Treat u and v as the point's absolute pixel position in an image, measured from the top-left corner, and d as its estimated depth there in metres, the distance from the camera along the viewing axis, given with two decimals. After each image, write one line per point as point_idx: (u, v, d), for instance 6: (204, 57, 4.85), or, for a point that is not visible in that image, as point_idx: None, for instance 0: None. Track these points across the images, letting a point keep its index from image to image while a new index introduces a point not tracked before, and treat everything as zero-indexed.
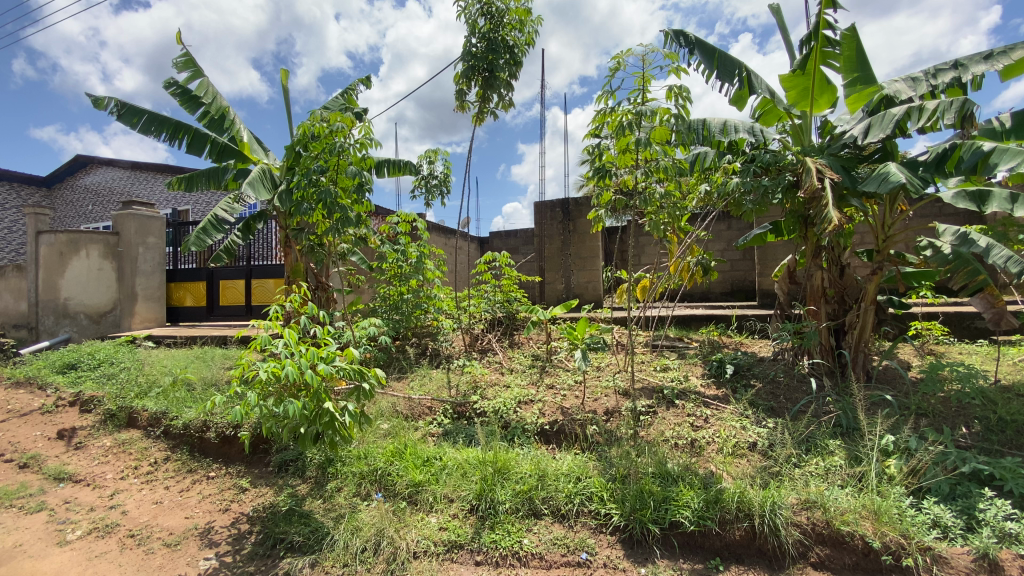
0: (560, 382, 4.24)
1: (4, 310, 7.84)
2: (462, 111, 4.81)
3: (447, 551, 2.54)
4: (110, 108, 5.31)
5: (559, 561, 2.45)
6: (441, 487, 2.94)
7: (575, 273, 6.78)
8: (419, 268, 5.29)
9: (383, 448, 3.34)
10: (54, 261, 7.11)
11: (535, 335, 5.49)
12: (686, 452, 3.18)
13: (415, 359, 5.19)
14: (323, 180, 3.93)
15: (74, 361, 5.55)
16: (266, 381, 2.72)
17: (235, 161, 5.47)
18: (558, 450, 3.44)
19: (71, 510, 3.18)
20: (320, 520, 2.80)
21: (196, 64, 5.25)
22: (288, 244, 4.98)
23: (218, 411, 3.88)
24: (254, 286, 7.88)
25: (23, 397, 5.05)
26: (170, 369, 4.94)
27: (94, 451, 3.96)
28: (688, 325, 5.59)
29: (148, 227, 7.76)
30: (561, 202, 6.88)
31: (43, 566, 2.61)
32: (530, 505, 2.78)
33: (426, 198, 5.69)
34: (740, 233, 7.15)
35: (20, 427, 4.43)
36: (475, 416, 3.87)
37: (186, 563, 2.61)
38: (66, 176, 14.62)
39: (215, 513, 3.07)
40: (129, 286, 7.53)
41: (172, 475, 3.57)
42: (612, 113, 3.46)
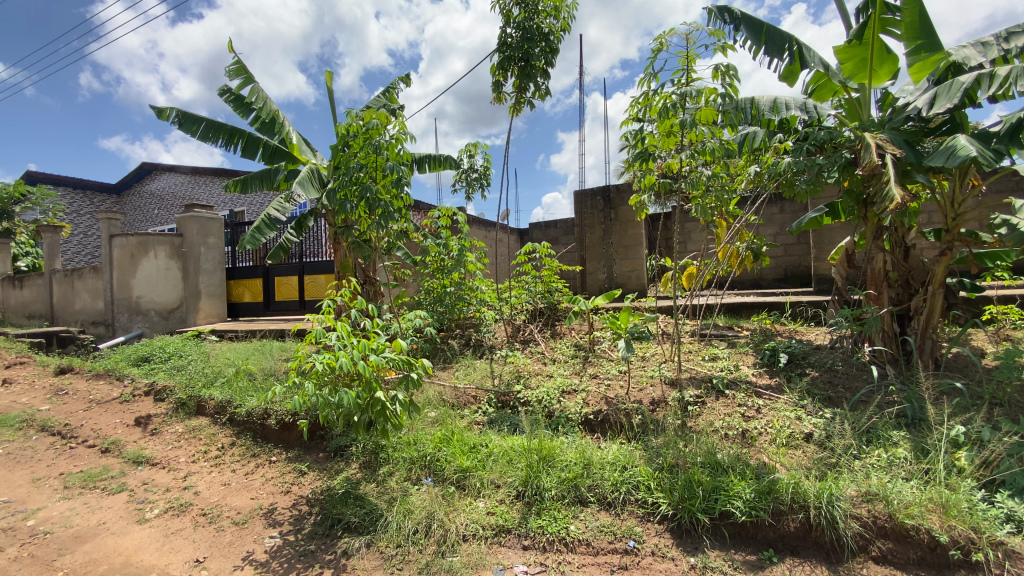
0: (604, 372, 4.22)
1: (85, 309, 8.54)
2: (499, 103, 4.82)
3: (495, 535, 2.60)
4: (172, 118, 5.66)
5: (606, 547, 2.45)
6: (488, 473, 3.01)
7: (617, 262, 6.71)
8: (461, 261, 5.39)
9: (431, 435, 3.45)
10: (126, 262, 7.71)
11: (578, 326, 5.47)
12: (737, 443, 3.10)
13: (459, 350, 5.28)
14: (364, 177, 4.07)
15: (147, 354, 5.98)
16: (320, 372, 2.85)
17: (286, 162, 5.72)
18: (603, 439, 3.44)
19: (150, 490, 3.46)
20: (374, 502, 2.91)
21: (247, 70, 5.49)
22: (336, 240, 5.17)
23: (277, 399, 4.10)
24: (307, 282, 8.26)
25: (104, 387, 5.50)
26: (233, 361, 5.27)
27: (168, 436, 4.27)
28: (738, 313, 5.42)
29: (208, 228, 8.22)
30: (602, 189, 6.79)
31: (126, 541, 2.85)
32: (577, 492, 2.79)
33: (466, 191, 5.76)
34: (794, 216, 6.84)
35: (101, 414, 4.83)
36: (519, 405, 3.92)
37: (253, 540, 2.79)
38: (134, 183, 15.68)
39: (278, 494, 3.27)
40: (193, 283, 8.03)
41: (237, 459, 3.81)
42: (655, 96, 3.39)
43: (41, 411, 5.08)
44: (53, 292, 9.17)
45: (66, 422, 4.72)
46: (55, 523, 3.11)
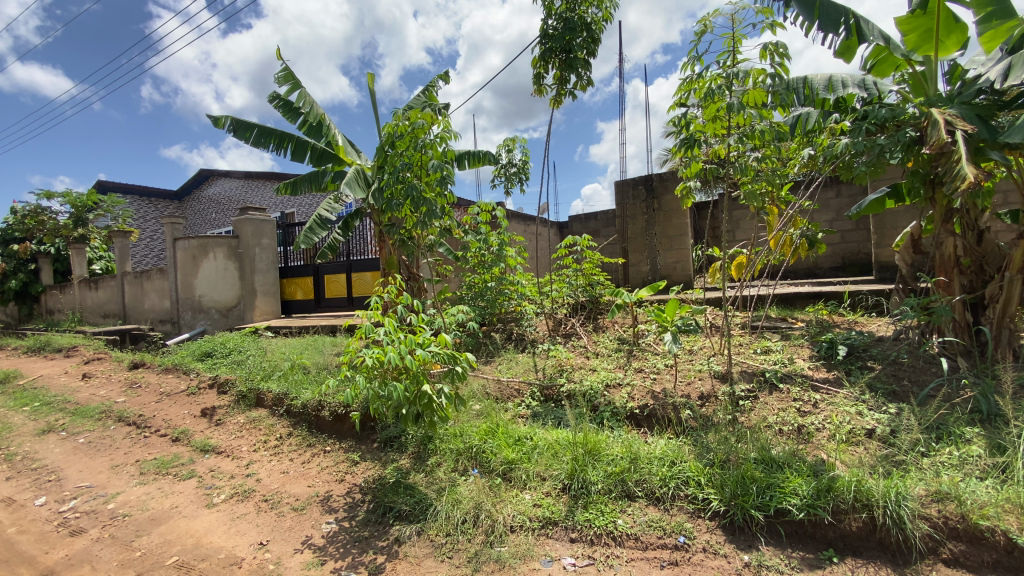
0: (649, 366, 4.15)
1: (153, 308, 9.15)
2: (540, 95, 4.80)
3: (542, 527, 2.61)
4: (227, 126, 5.96)
5: (655, 542, 2.42)
6: (534, 466, 3.02)
7: (661, 253, 6.56)
8: (501, 256, 5.42)
9: (477, 427, 3.51)
10: (188, 264, 8.21)
11: (621, 319, 5.39)
12: (792, 438, 2.98)
13: (502, 344, 5.32)
14: (408, 176, 4.16)
15: (210, 350, 6.36)
16: (370, 365, 2.94)
17: (332, 164, 5.89)
18: (650, 434, 3.39)
19: (216, 477, 3.68)
20: (424, 491, 2.99)
21: (295, 76, 5.70)
22: (382, 238, 5.31)
23: (330, 392, 4.27)
24: (354, 279, 8.54)
25: (173, 380, 5.89)
26: (288, 356, 5.52)
27: (231, 427, 4.53)
28: (792, 304, 5.18)
29: (262, 230, 8.61)
30: (644, 178, 6.65)
31: (197, 524, 3.05)
32: (624, 486, 2.76)
33: (505, 186, 5.78)
34: (852, 200, 6.48)
35: (171, 406, 5.17)
36: (563, 398, 3.91)
37: (311, 526, 2.93)
38: (193, 189, 16.64)
39: (333, 482, 3.41)
40: (249, 284, 8.39)
41: (294, 448, 4.00)
42: (700, 79, 3.29)
43: (118, 402, 5.49)
44: (124, 293, 9.87)
45: (140, 413, 5.08)
46: (133, 506, 3.37)
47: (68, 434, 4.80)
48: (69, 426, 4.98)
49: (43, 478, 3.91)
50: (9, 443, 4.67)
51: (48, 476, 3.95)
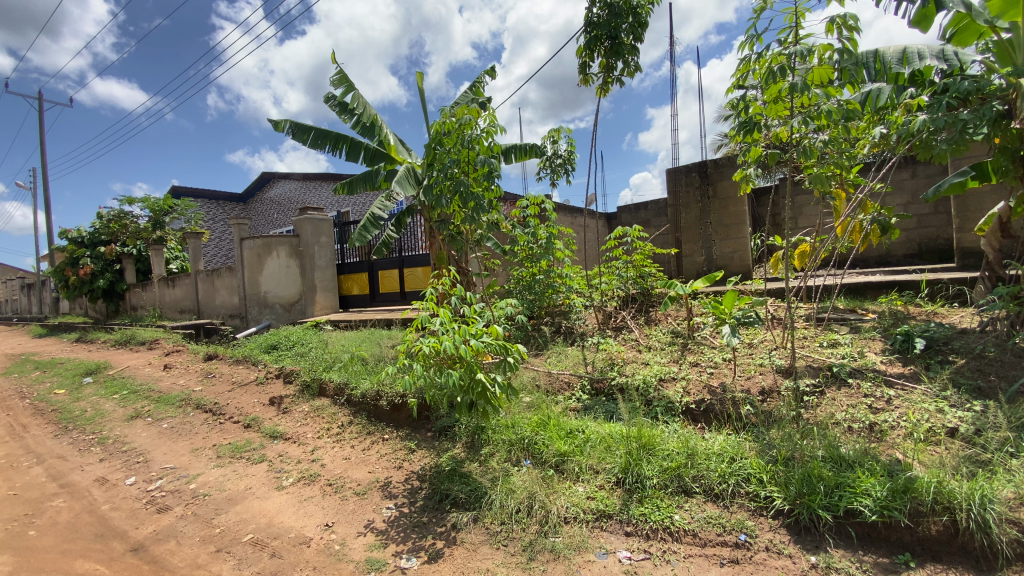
0: (705, 360, 4.02)
1: (224, 304, 9.80)
2: (586, 85, 4.74)
3: (596, 519, 2.60)
4: (286, 130, 6.26)
5: (714, 540, 2.36)
6: (587, 459, 3.01)
7: (717, 243, 6.33)
8: (549, 249, 5.40)
9: (529, 419, 3.54)
10: (254, 262, 8.73)
11: (674, 312, 5.25)
12: (863, 437, 2.81)
13: (551, 337, 5.34)
14: (457, 172, 4.22)
15: (275, 343, 6.75)
16: (426, 354, 3.03)
17: (385, 163, 6.08)
18: (707, 430, 3.30)
19: (285, 461, 3.92)
20: (478, 480, 3.06)
21: (348, 79, 5.91)
22: (432, 234, 5.43)
23: (388, 383, 4.45)
24: (407, 274, 8.80)
25: (243, 371, 6.30)
26: (347, 348, 5.78)
27: (297, 414, 4.79)
28: (861, 294, 4.87)
29: (320, 228, 9.05)
30: (697, 165, 6.43)
31: (268, 505, 3.26)
32: (680, 482, 2.70)
33: (551, 178, 5.75)
34: (930, 181, 6.00)
35: (243, 394, 5.54)
36: (614, 392, 3.88)
37: (373, 510, 3.06)
38: (256, 191, 17.62)
39: (392, 469, 3.55)
40: (310, 278, 8.84)
41: (355, 436, 4.18)
42: (760, 59, 3.15)
43: (196, 391, 5.94)
44: (198, 290, 10.62)
45: (215, 401, 5.47)
46: (212, 487, 3.65)
47: (153, 419, 5.25)
48: (153, 412, 5.43)
49: (132, 460, 4.30)
50: (104, 428, 5.15)
51: (137, 457, 4.34)
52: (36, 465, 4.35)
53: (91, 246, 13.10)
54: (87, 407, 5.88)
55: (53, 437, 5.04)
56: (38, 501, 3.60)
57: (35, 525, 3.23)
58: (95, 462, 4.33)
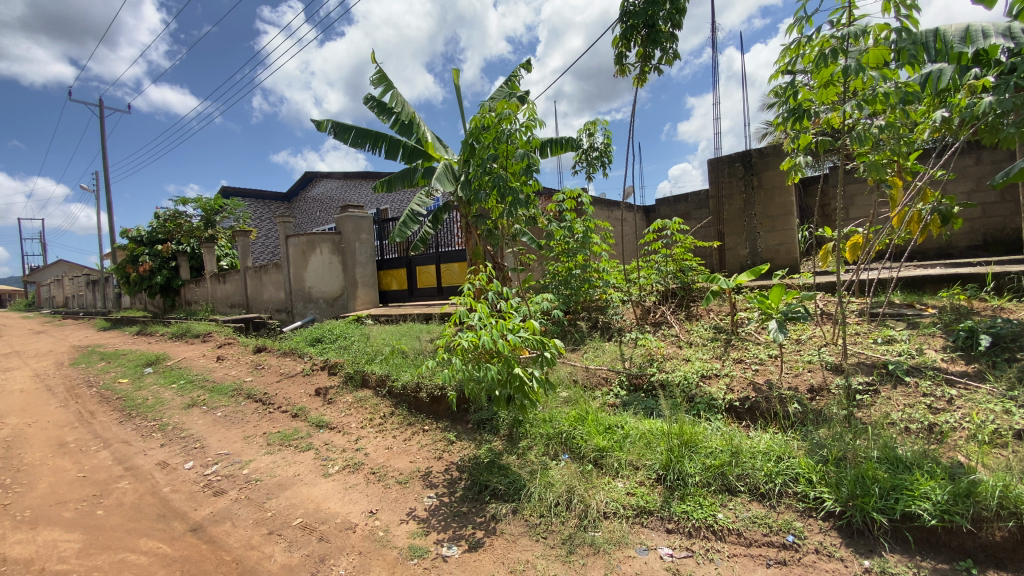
0: (750, 357, 3.90)
1: (271, 299, 10.21)
2: (622, 75, 4.65)
3: (637, 515, 2.58)
4: (328, 130, 6.44)
5: (760, 540, 2.29)
6: (626, 454, 2.99)
7: (762, 235, 6.13)
8: (586, 243, 5.32)
9: (567, 413, 3.54)
10: (298, 258, 8.94)
11: (716, 307, 5.12)
12: (921, 438, 2.66)
13: (587, 332, 5.31)
14: (496, 167, 4.26)
15: (319, 336, 7.00)
16: (465, 348, 3.08)
17: (422, 161, 6.15)
18: (752, 428, 3.21)
19: (331, 450, 4.07)
20: (517, 473, 3.08)
21: (387, 78, 6.02)
22: (469, 230, 5.47)
23: (427, 375, 4.55)
24: (443, 270, 8.95)
25: (290, 362, 6.56)
26: (387, 342, 5.94)
27: (341, 405, 4.96)
28: (919, 288, 4.61)
29: (361, 226, 9.30)
30: (740, 155, 6.23)
31: (316, 491, 3.40)
32: (724, 480, 2.64)
33: (587, 171, 5.69)
34: (996, 167, 5.60)
35: (290, 385, 5.78)
36: (653, 388, 3.82)
37: (415, 498, 3.14)
38: (300, 190, 18.24)
39: (432, 459, 3.63)
40: (352, 275, 9.16)
41: (396, 426, 4.29)
42: (810, 43, 3.01)
43: (247, 381, 6.23)
44: (247, 286, 11.11)
45: (265, 391, 5.72)
46: (263, 472, 3.83)
47: (208, 408, 5.55)
48: (208, 401, 5.74)
49: (190, 445, 4.56)
50: (164, 415, 5.49)
51: (194, 443, 4.60)
52: (104, 449, 4.69)
53: (149, 244, 13.92)
54: (148, 396, 6.27)
55: (119, 423, 5.41)
56: (106, 483, 3.87)
57: (103, 505, 3.48)
58: (157, 447, 4.62)
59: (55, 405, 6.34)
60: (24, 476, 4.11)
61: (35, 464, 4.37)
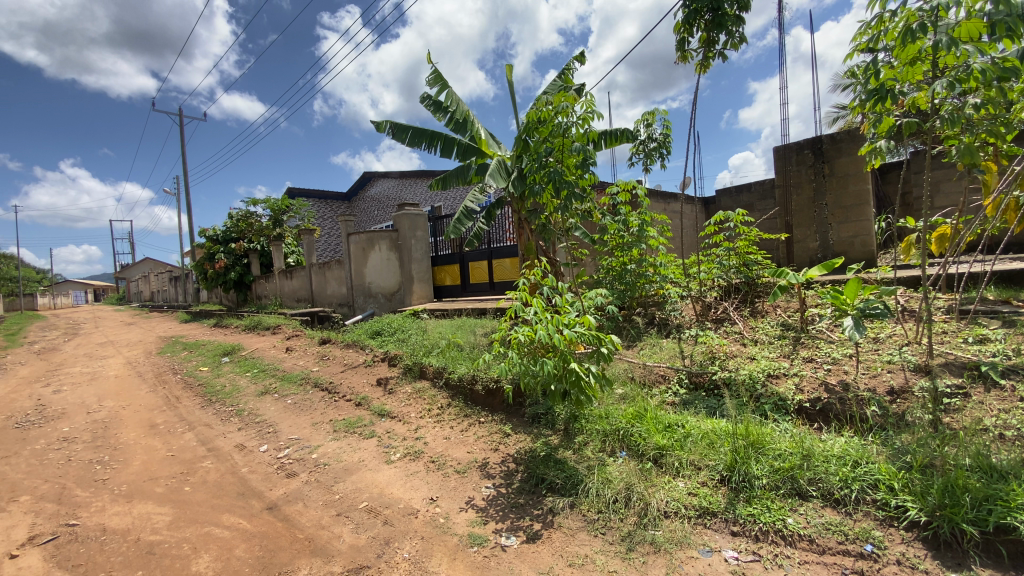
0: (822, 356, 3.69)
1: (334, 294, 10.71)
2: (684, 62, 4.50)
3: (699, 516, 2.51)
4: (387, 130, 6.65)
5: (835, 548, 2.17)
6: (687, 454, 2.92)
7: (833, 227, 5.76)
8: (642, 237, 5.20)
9: (624, 410, 3.50)
10: (359, 255, 9.39)
11: (784, 303, 4.88)
12: (1018, 446, 2.42)
13: (644, 328, 5.21)
14: (551, 161, 4.25)
15: (379, 329, 7.30)
16: (522, 342, 3.12)
17: (476, 157, 6.21)
18: (825, 431, 3.04)
19: (392, 438, 4.23)
20: (573, 467, 3.08)
21: (443, 77, 6.14)
22: (521, 225, 5.42)
23: (483, 368, 4.63)
24: (496, 265, 9.04)
25: (353, 354, 6.87)
26: (443, 335, 6.10)
27: (401, 395, 5.14)
28: (1017, 283, 4.18)
29: (417, 223, 9.53)
30: (810, 141, 5.88)
31: (380, 477, 3.55)
32: (794, 484, 2.52)
33: (645, 163, 5.56)
34: None
35: (353, 375, 6.05)
36: (714, 387, 3.71)
37: (473, 488, 3.22)
38: (359, 189, 18.97)
39: (489, 450, 3.70)
40: (408, 271, 9.43)
41: (454, 417, 4.40)
42: (894, 18, 2.79)
43: (314, 371, 6.60)
44: (312, 282, 11.71)
45: (330, 380, 6.03)
46: (330, 457, 4.05)
47: (280, 395, 5.91)
48: (280, 389, 6.12)
49: (264, 430, 4.89)
50: (240, 401, 5.91)
51: (268, 428, 4.93)
52: (189, 431, 5.11)
53: (224, 242, 14.98)
54: (227, 383, 6.78)
55: (201, 408, 5.88)
56: (191, 462, 4.23)
57: (190, 482, 3.81)
58: (235, 431, 4.98)
59: (146, 390, 6.97)
60: (123, 453, 4.56)
61: (130, 443, 4.83)
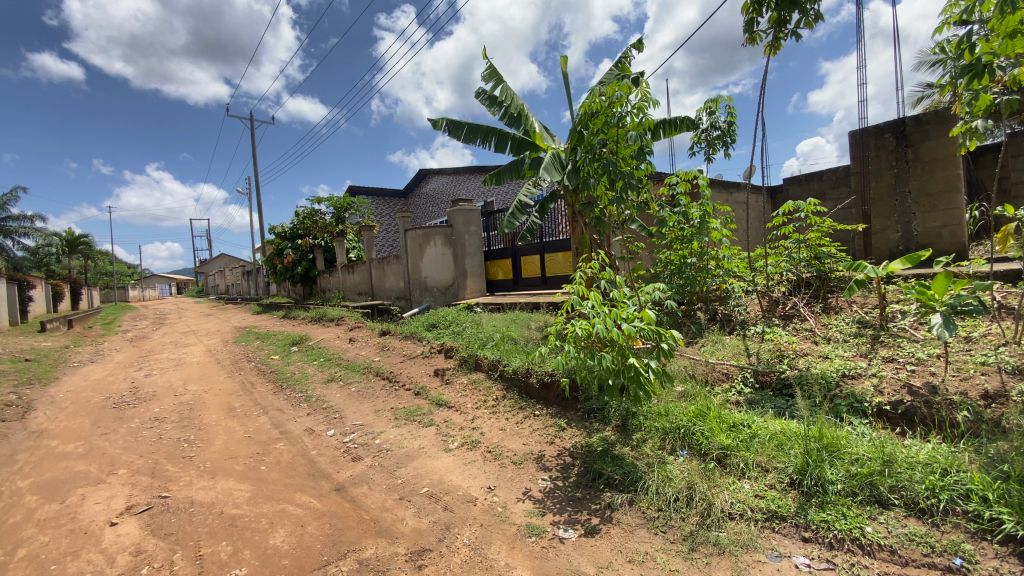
0: (904, 355, 3.42)
1: (392, 287, 11.10)
2: (752, 44, 4.28)
3: (767, 519, 2.41)
4: (443, 127, 6.77)
5: (919, 560, 2.02)
6: (754, 455, 2.80)
7: (918, 216, 5.31)
8: (703, 229, 5.00)
9: (684, 408, 3.40)
10: (415, 250, 9.72)
11: (861, 298, 4.56)
12: None
13: (706, 324, 5.05)
14: (606, 152, 4.19)
15: (435, 322, 7.49)
16: (578, 336, 3.11)
17: (530, 151, 6.20)
18: (909, 436, 2.82)
19: (450, 427, 4.34)
20: (632, 464, 3.04)
21: (498, 72, 6.17)
22: (575, 219, 5.41)
23: (538, 361, 4.66)
24: (548, 259, 9.03)
25: (411, 345, 7.10)
26: (497, 328, 6.18)
27: (457, 386, 5.27)
28: None
29: (470, 218, 9.61)
30: (891, 124, 5.44)
31: (439, 464, 3.66)
32: (873, 491, 2.37)
33: (707, 152, 5.35)
34: None
35: (412, 365, 6.26)
36: (782, 387, 3.54)
37: (529, 479, 3.25)
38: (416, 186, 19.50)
39: (544, 443, 3.72)
40: (462, 265, 9.55)
41: (509, 409, 4.45)
42: None
43: (376, 360, 6.89)
44: (371, 276, 12.18)
45: (390, 370, 6.27)
46: (392, 443, 4.22)
47: (344, 383, 6.22)
48: (344, 377, 6.43)
49: (331, 415, 5.17)
50: (308, 388, 6.27)
51: (334, 413, 5.21)
52: (263, 414, 5.49)
53: (292, 238, 15.88)
54: (296, 370, 7.22)
55: (273, 393, 6.30)
56: (266, 443, 4.54)
57: (265, 462, 4.09)
58: (304, 415, 5.30)
59: (225, 375, 7.54)
60: (206, 433, 4.96)
61: (212, 424, 5.25)
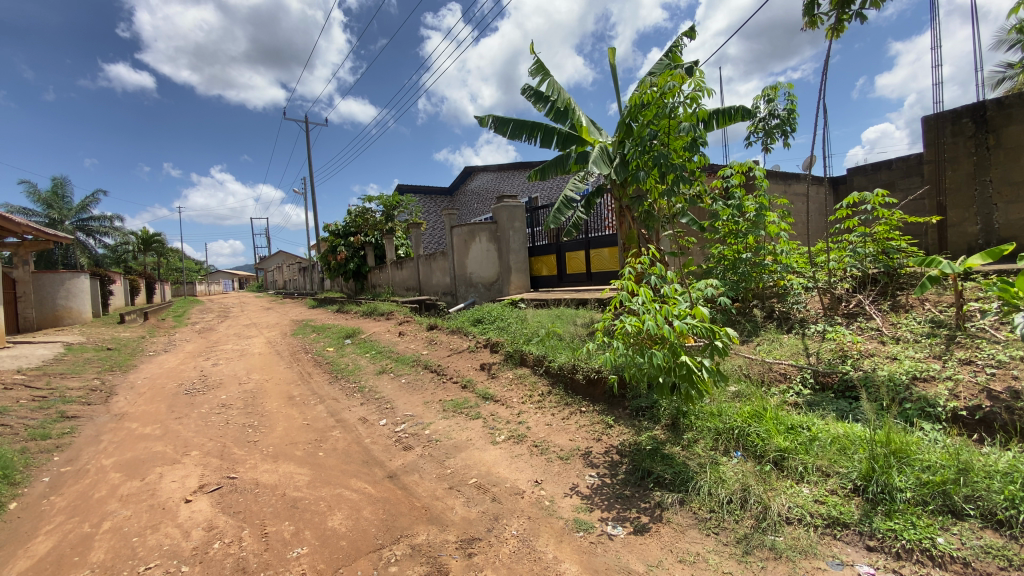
0: (983, 357, 3.17)
1: (439, 283, 11.33)
2: (813, 27, 4.08)
3: (828, 526, 2.32)
4: (489, 124, 6.83)
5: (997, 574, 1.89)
6: (814, 459, 2.69)
7: (1001, 207, 4.88)
8: (759, 223, 4.80)
9: (738, 409, 3.31)
10: (461, 247, 9.88)
11: (935, 296, 4.26)
12: None
13: (761, 322, 4.86)
14: (657, 145, 4.10)
15: (481, 318, 7.60)
16: (627, 332, 3.09)
17: (577, 146, 6.15)
18: (988, 443, 2.62)
19: (496, 420, 4.41)
20: (683, 464, 2.99)
21: (544, 67, 6.16)
22: (623, 214, 5.35)
23: (585, 358, 4.64)
24: (593, 255, 8.95)
25: (457, 339, 7.24)
26: (543, 324, 6.20)
27: (503, 380, 5.33)
28: None
29: (515, 214, 9.60)
30: (971, 108, 5.03)
31: (487, 456, 3.74)
32: (947, 501, 2.22)
33: (765, 142, 5.14)
34: None
35: (458, 359, 6.39)
36: (845, 389, 3.37)
37: (576, 475, 3.26)
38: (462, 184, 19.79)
39: (591, 440, 3.71)
40: (507, 261, 9.55)
41: (555, 405, 4.47)
42: None
43: (424, 354, 7.07)
44: (419, 272, 12.48)
45: (438, 363, 6.43)
46: (441, 434, 4.34)
47: (395, 375, 6.44)
48: (395, 369, 6.65)
49: (383, 405, 5.37)
50: (361, 379, 6.53)
51: (386, 404, 5.40)
52: (319, 403, 5.76)
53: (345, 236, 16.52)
54: (350, 362, 7.53)
55: (329, 383, 6.60)
56: (323, 431, 4.77)
57: (323, 448, 4.31)
58: (357, 405, 5.53)
59: (284, 366, 7.96)
60: (268, 420, 5.28)
61: (274, 411, 5.57)
